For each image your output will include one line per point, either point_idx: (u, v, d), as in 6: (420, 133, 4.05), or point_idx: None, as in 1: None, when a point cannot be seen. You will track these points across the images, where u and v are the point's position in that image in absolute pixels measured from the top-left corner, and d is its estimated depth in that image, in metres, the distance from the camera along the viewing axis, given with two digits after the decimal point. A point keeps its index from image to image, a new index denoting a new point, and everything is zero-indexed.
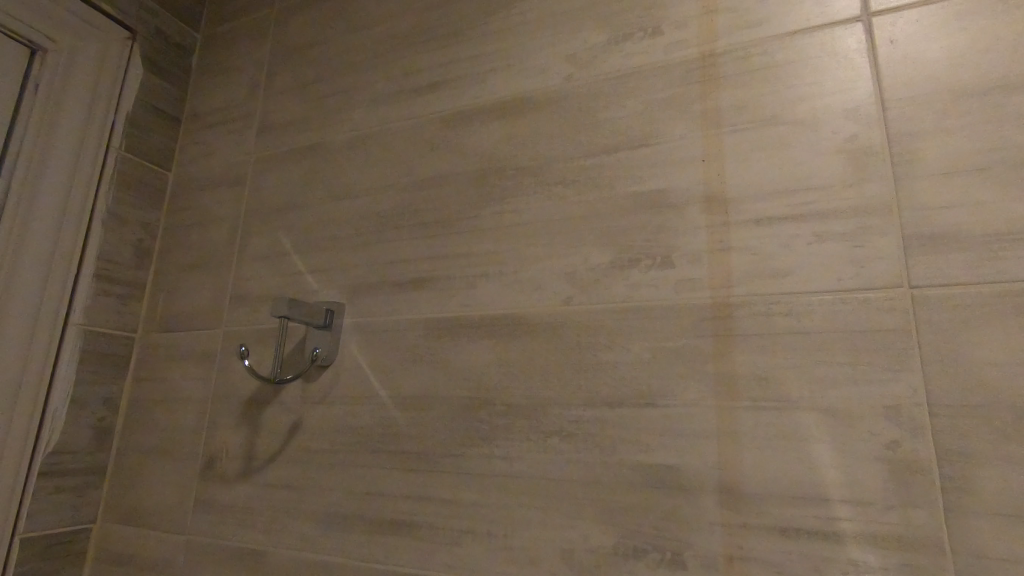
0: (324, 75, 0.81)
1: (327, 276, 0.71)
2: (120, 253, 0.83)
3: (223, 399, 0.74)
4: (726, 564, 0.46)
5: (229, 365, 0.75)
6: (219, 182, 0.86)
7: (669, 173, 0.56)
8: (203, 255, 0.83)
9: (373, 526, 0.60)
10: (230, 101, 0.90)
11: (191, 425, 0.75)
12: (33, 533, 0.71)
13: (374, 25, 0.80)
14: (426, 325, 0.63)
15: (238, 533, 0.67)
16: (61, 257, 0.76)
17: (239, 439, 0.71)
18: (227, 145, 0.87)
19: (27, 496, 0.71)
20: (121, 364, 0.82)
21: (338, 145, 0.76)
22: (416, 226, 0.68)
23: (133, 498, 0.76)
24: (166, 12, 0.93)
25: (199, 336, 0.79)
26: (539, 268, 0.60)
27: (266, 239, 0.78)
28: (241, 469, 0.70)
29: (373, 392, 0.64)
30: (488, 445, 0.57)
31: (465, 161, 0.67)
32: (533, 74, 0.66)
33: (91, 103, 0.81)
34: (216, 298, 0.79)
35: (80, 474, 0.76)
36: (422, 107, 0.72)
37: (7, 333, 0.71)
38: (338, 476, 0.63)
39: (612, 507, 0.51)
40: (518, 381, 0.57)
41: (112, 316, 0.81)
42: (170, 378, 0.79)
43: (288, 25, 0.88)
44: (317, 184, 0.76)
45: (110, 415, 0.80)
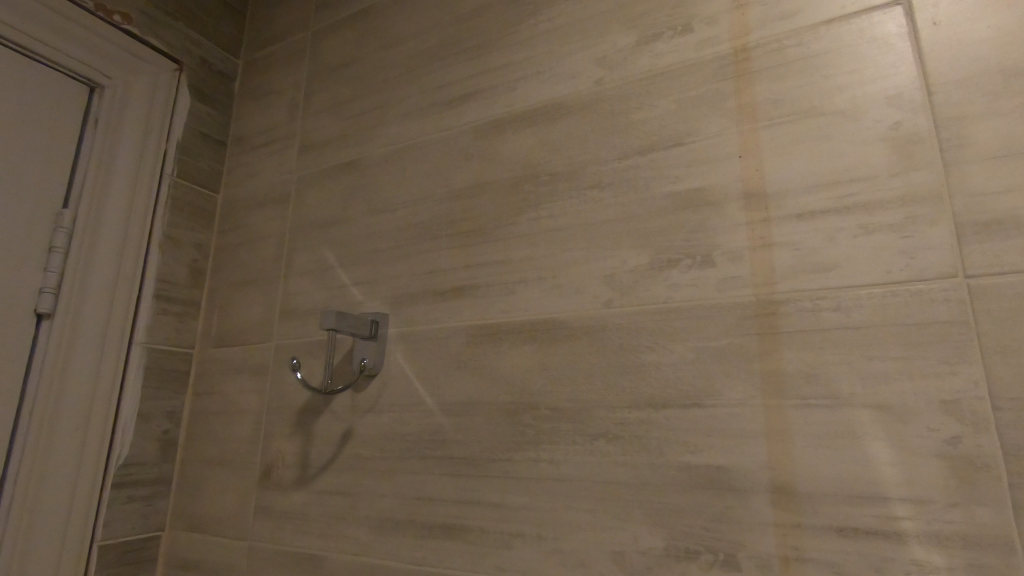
0: (360, 93, 0.84)
1: (371, 288, 0.74)
2: (177, 274, 0.87)
3: (277, 409, 0.77)
4: (781, 565, 0.46)
5: (282, 377, 0.78)
6: (265, 202, 0.89)
7: (706, 171, 0.56)
8: (253, 272, 0.86)
9: (425, 531, 0.62)
10: (272, 123, 0.93)
11: (248, 435, 0.79)
12: (110, 541, 0.76)
13: (406, 41, 0.82)
14: (468, 332, 0.65)
15: (296, 538, 0.70)
16: (124, 280, 0.81)
17: (294, 447, 0.74)
18: (271, 165, 0.91)
19: (103, 506, 0.76)
20: (182, 379, 0.86)
21: (376, 160, 0.79)
22: (454, 236, 0.69)
23: (198, 506, 0.80)
24: (209, 42, 0.97)
25: (253, 350, 0.82)
26: (578, 272, 0.60)
27: (312, 254, 0.81)
28: (296, 476, 0.72)
29: (419, 399, 0.66)
30: (535, 449, 0.58)
31: (499, 169, 0.68)
32: (564, 80, 0.67)
33: (145, 134, 0.86)
34: (267, 313, 0.83)
35: (148, 484, 0.81)
36: (455, 118, 0.74)
37: (79, 354, 0.76)
38: (389, 482, 0.65)
39: (662, 509, 0.51)
40: (561, 385, 0.58)
41: (172, 334, 0.86)
42: (227, 391, 0.83)
43: (323, 47, 0.92)
44: (358, 198, 0.79)
45: (173, 428, 0.84)
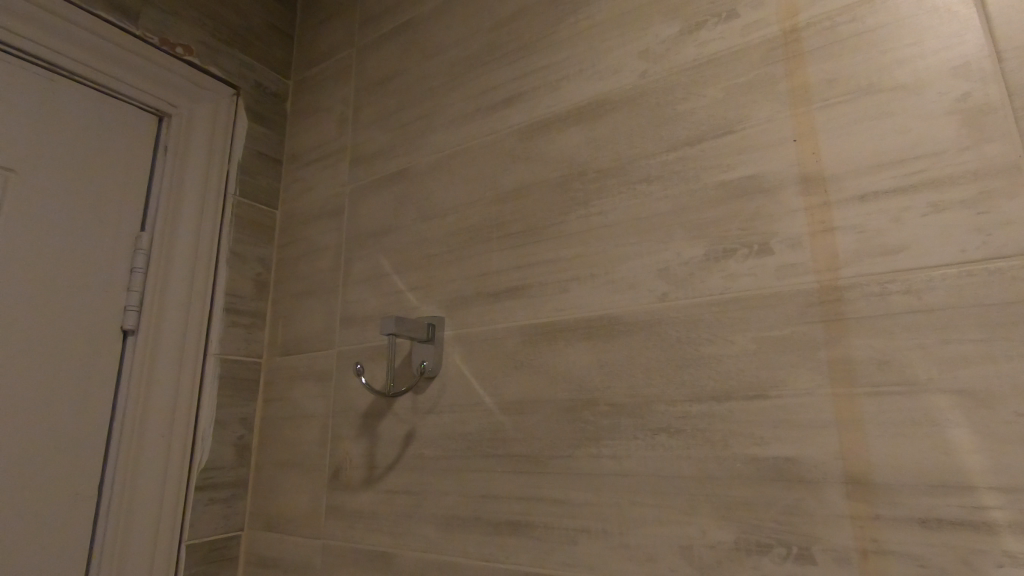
0: (406, 103, 0.86)
1: (426, 292, 0.76)
2: (243, 287, 0.92)
3: (343, 413, 0.80)
4: (860, 558, 0.44)
5: (345, 382, 0.81)
6: (321, 214, 0.93)
7: (760, 157, 0.55)
8: (313, 283, 0.90)
9: (490, 527, 0.63)
10: (323, 138, 0.97)
11: (316, 438, 0.82)
12: (196, 540, 0.81)
13: (447, 50, 0.84)
14: (523, 332, 0.66)
15: (367, 535, 0.73)
16: (197, 295, 0.86)
17: (360, 449, 0.77)
18: (324, 179, 0.95)
19: (189, 507, 0.81)
20: (253, 386, 0.91)
21: (425, 167, 0.81)
22: (505, 238, 0.70)
23: (273, 506, 0.84)
24: (263, 66, 1.02)
25: (316, 357, 0.86)
26: (631, 267, 0.60)
27: (367, 263, 0.84)
28: (364, 477, 0.75)
29: (478, 399, 0.67)
30: (596, 445, 0.58)
31: (546, 169, 0.69)
32: (607, 76, 0.67)
33: (210, 157, 0.91)
34: (328, 321, 0.86)
35: (228, 487, 0.86)
36: (500, 121, 0.75)
37: (161, 367, 0.81)
38: (454, 480, 0.67)
39: (730, 503, 0.50)
40: (619, 380, 0.58)
41: (242, 344, 0.90)
42: (295, 397, 0.87)
43: (368, 62, 0.95)
44: (409, 206, 0.81)
45: (247, 433, 0.89)
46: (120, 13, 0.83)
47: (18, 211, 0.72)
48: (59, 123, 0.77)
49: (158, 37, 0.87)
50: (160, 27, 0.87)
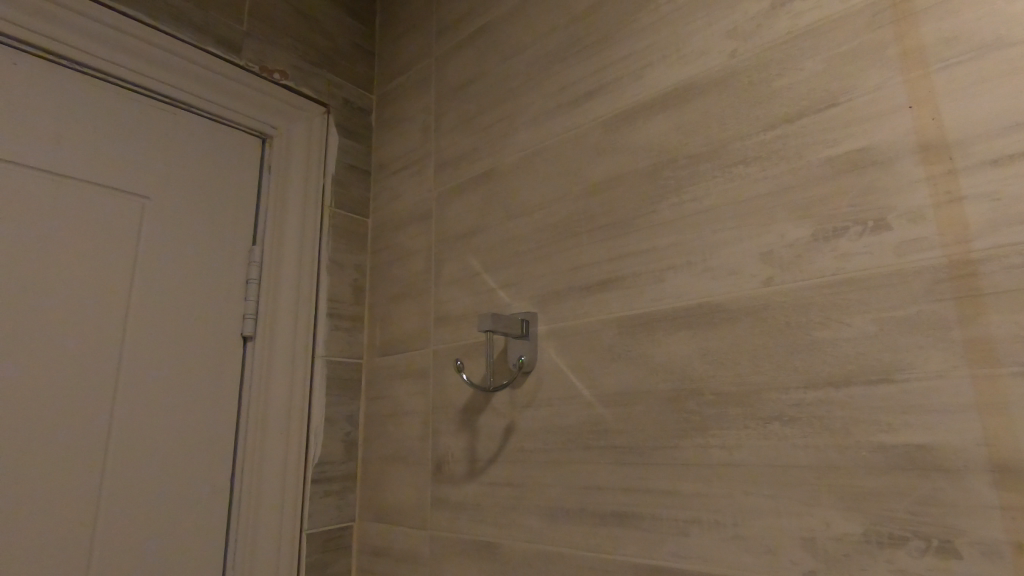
0: (487, 106, 0.89)
1: (517, 289, 0.77)
2: (343, 293, 0.98)
3: (442, 408, 0.83)
4: (1013, 553, 0.41)
5: (443, 379, 0.84)
6: (410, 220, 0.97)
7: (870, 129, 0.52)
8: (407, 285, 0.94)
9: (596, 519, 0.63)
10: (408, 146, 1.01)
11: (418, 433, 0.86)
12: (315, 530, 0.87)
13: (526, 49, 0.85)
14: (620, 324, 0.66)
15: (473, 526, 0.75)
16: (304, 303, 0.92)
17: (461, 443, 0.80)
18: (411, 185, 0.99)
19: (307, 499, 0.87)
20: (356, 385, 0.96)
21: (510, 167, 0.83)
22: (596, 231, 0.70)
23: (381, 499, 0.89)
24: (349, 83, 1.08)
25: (414, 356, 0.90)
26: (731, 253, 0.58)
27: (458, 263, 0.87)
28: (467, 470, 0.78)
29: (577, 392, 0.68)
30: (703, 435, 0.57)
31: (634, 159, 0.68)
32: (694, 59, 0.65)
33: (307, 173, 0.97)
34: (423, 321, 0.90)
35: (339, 480, 0.91)
36: (583, 115, 0.75)
37: (278, 370, 0.87)
38: (556, 472, 0.68)
39: (856, 493, 0.48)
40: (725, 368, 0.57)
41: (344, 346, 0.96)
42: (395, 395, 0.91)
43: (447, 69, 0.98)
44: (495, 206, 0.83)
45: (353, 430, 0.95)
46: (226, 46, 0.90)
47: (152, 235, 0.80)
48: (182, 152, 0.85)
49: (258, 65, 0.94)
50: (260, 56, 0.94)
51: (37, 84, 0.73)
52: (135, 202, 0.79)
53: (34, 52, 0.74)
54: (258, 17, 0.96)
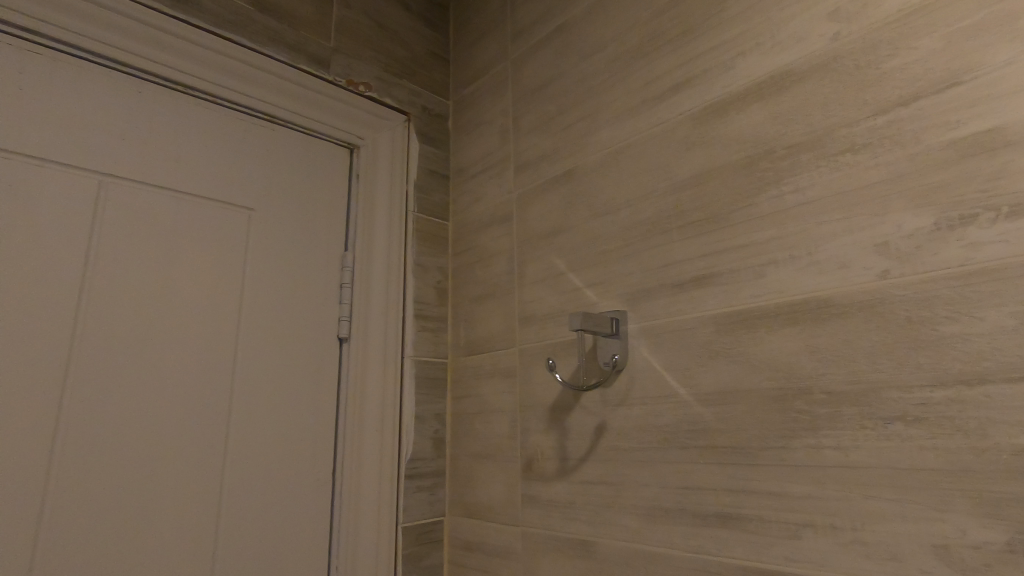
0: (566, 106, 0.89)
1: (605, 288, 0.77)
2: (427, 294, 1.01)
3: (530, 407, 0.84)
4: None
5: (531, 378, 0.85)
6: (491, 222, 0.99)
7: (999, 109, 0.49)
8: (489, 286, 0.96)
9: (698, 520, 0.62)
10: (486, 150, 1.03)
11: (506, 431, 0.88)
12: (409, 524, 0.91)
13: (606, 46, 0.85)
14: (717, 321, 0.64)
15: (566, 525, 0.76)
16: (393, 305, 0.96)
17: (551, 441, 0.80)
18: (491, 188, 1.00)
19: (402, 494, 0.91)
20: (442, 384, 0.99)
21: (593, 165, 0.83)
22: (687, 226, 0.69)
23: (471, 494, 0.92)
24: (427, 90, 1.11)
25: (499, 356, 0.92)
26: (839, 245, 0.56)
27: (541, 264, 0.87)
28: (558, 468, 0.79)
29: (672, 391, 0.67)
30: (814, 435, 0.55)
31: (727, 152, 0.67)
32: (790, 45, 0.63)
33: (392, 179, 1.01)
34: (507, 321, 0.91)
35: (430, 476, 0.95)
36: (670, 109, 0.74)
37: (371, 370, 0.91)
38: (653, 471, 0.67)
39: (995, 498, 0.45)
40: (837, 366, 0.55)
41: (431, 346, 0.99)
42: (482, 393, 0.93)
43: (524, 72, 0.99)
44: (579, 205, 0.83)
45: (441, 427, 0.98)
46: (316, 63, 0.95)
47: (258, 244, 0.85)
48: (282, 164, 0.90)
49: (345, 78, 0.99)
50: (346, 70, 0.99)
51: (160, 108, 0.79)
52: (242, 215, 0.84)
53: (153, 79, 0.79)
54: (343, 33, 1.00)
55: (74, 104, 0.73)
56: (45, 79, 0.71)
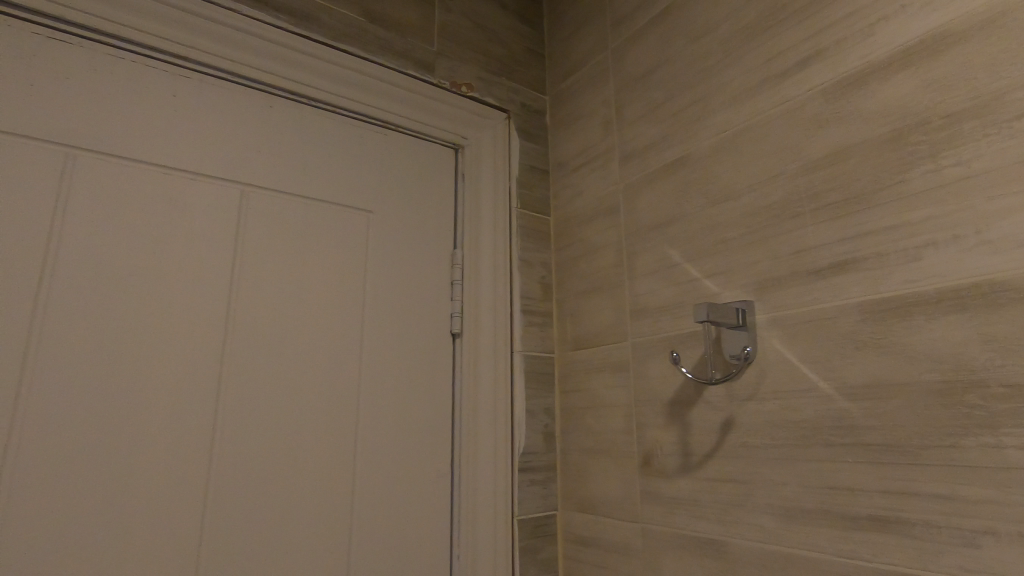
0: (675, 91, 0.86)
1: (727, 278, 0.74)
2: (533, 290, 1.02)
3: (647, 402, 0.83)
4: None
5: (646, 372, 0.83)
6: (596, 214, 0.98)
7: None
8: (597, 280, 0.95)
9: (846, 523, 0.58)
10: (587, 142, 1.02)
11: (621, 426, 0.86)
12: (524, 516, 0.92)
13: (718, 25, 0.81)
14: (862, 309, 0.60)
15: (692, 523, 0.73)
16: (501, 300, 0.97)
17: (671, 437, 0.78)
18: (594, 180, 0.99)
19: (516, 487, 0.92)
20: (550, 379, 1.00)
21: (708, 150, 0.79)
22: (823, 209, 0.65)
23: (584, 489, 0.91)
24: (525, 87, 1.12)
25: (610, 350, 0.90)
26: (1016, 222, 0.50)
27: (653, 255, 0.85)
28: (680, 465, 0.76)
29: (811, 384, 0.63)
30: (992, 432, 0.50)
31: (868, 126, 0.62)
32: (944, 4, 0.57)
33: (495, 177, 1.02)
34: (617, 315, 0.90)
35: (542, 470, 0.95)
36: (797, 85, 0.69)
37: (483, 364, 0.93)
38: (790, 470, 0.64)
39: None
40: (1018, 355, 0.49)
41: (538, 341, 1.00)
42: (592, 387, 0.93)
43: (626, 61, 0.97)
44: (693, 192, 0.80)
45: (551, 422, 0.98)
46: (422, 68, 0.98)
47: (377, 244, 0.89)
48: (394, 167, 0.93)
49: (449, 81, 1.01)
50: (450, 72, 1.01)
51: (289, 120, 0.85)
52: (361, 217, 0.88)
53: (281, 94, 0.85)
54: (445, 36, 1.02)
55: (217, 121, 0.79)
56: (195, 100, 0.77)
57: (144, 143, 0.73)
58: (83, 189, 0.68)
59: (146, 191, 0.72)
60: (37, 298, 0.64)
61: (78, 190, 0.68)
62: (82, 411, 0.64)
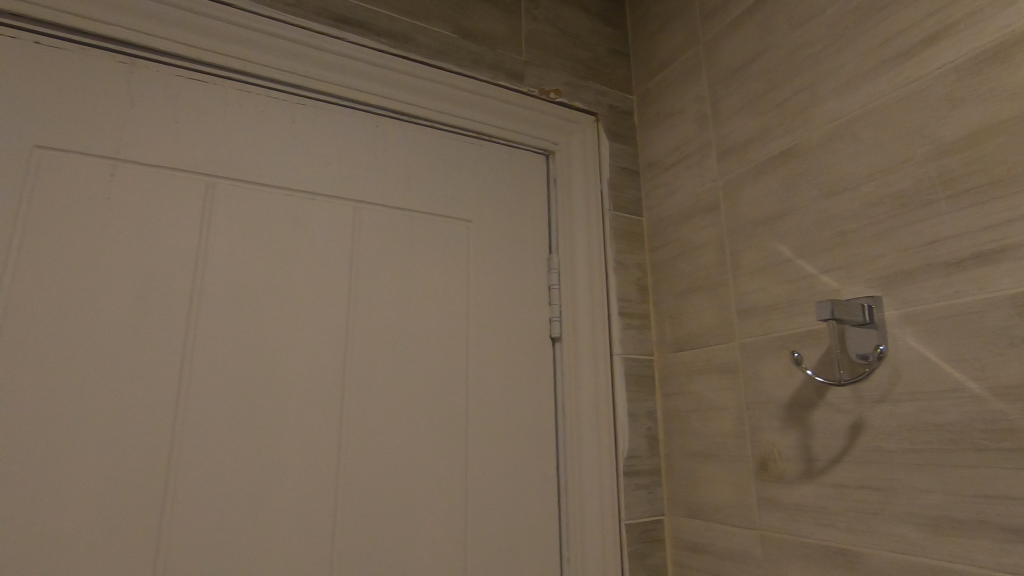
0: (777, 81, 0.83)
1: (847, 273, 0.70)
2: (629, 291, 1.01)
3: (760, 404, 0.80)
4: None
5: (758, 373, 0.81)
6: (692, 212, 0.96)
7: None
8: (697, 279, 0.93)
9: (1008, 535, 0.54)
10: (680, 139, 1.00)
11: (731, 429, 0.84)
12: (631, 521, 0.91)
13: (823, 9, 0.78)
14: (1015, 303, 0.55)
15: (818, 531, 0.70)
16: (598, 303, 0.97)
17: (789, 441, 0.75)
18: (689, 177, 0.97)
19: (621, 491, 0.91)
20: (650, 382, 0.98)
21: (818, 139, 0.76)
22: (960, 195, 0.60)
23: (692, 495, 0.89)
24: (611, 88, 1.11)
25: (715, 351, 0.88)
26: None
27: (760, 252, 0.82)
28: (801, 470, 0.73)
29: (955, 385, 0.59)
30: None
31: (1014, 104, 0.57)
32: None
33: (586, 180, 1.03)
34: (721, 315, 0.88)
35: (647, 473, 0.94)
36: (922, 65, 0.65)
37: (584, 367, 0.93)
38: (934, 476, 0.59)
39: None
40: None
41: (636, 343, 0.99)
42: (696, 390, 0.91)
43: (720, 54, 0.94)
44: (803, 186, 0.77)
45: (653, 425, 0.97)
46: (513, 78, 1.00)
47: (477, 253, 0.91)
48: (488, 176, 0.96)
49: (538, 88, 1.02)
50: (539, 80, 1.03)
51: (392, 138, 0.89)
52: (462, 227, 0.91)
53: (385, 114, 0.89)
54: (532, 44, 1.04)
55: (330, 144, 0.84)
56: (311, 126, 0.83)
57: (270, 169, 0.79)
58: (222, 215, 0.75)
59: (275, 213, 0.78)
60: (188, 317, 0.71)
61: (218, 217, 0.74)
62: (229, 417, 0.70)
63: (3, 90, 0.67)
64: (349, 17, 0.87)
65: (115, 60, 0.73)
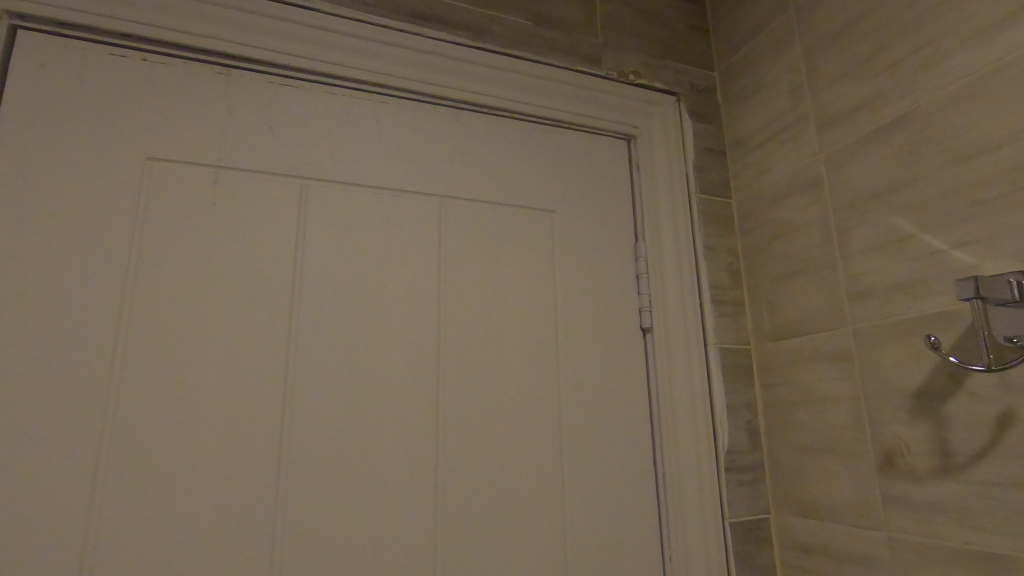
0: (888, 42, 0.76)
1: (986, 248, 0.63)
2: (721, 278, 0.96)
3: (881, 394, 0.73)
4: None
5: (877, 361, 0.74)
6: (790, 191, 0.89)
7: None
8: (798, 262, 0.87)
9: None
10: (772, 114, 0.94)
11: (846, 422, 0.78)
12: (735, 520, 0.86)
13: None
14: None
15: (959, 533, 0.64)
16: (689, 291, 0.92)
17: (919, 434, 0.69)
18: (784, 153, 0.91)
19: (723, 487, 0.87)
20: (748, 372, 0.93)
21: (942, 101, 0.68)
22: None
23: (802, 492, 0.84)
24: (692, 65, 1.06)
25: (823, 338, 0.82)
26: None
27: (874, 229, 0.76)
28: (935, 466, 0.67)
29: None
30: None
31: None
32: None
33: (671, 163, 0.98)
34: (829, 299, 0.81)
35: (749, 469, 0.89)
36: None
37: (678, 359, 0.89)
38: None
39: None
40: None
41: (732, 332, 0.94)
42: (802, 380, 0.85)
43: (816, 19, 0.87)
44: (926, 153, 0.70)
45: (754, 418, 0.91)
46: (590, 62, 0.97)
47: (562, 243, 0.89)
48: (569, 164, 0.93)
49: (616, 71, 0.99)
50: (616, 62, 0.99)
51: (473, 131, 0.88)
52: (545, 217, 0.89)
53: (465, 107, 0.89)
54: (608, 26, 1.00)
55: (413, 140, 0.84)
56: (394, 124, 0.84)
57: (358, 168, 0.80)
58: (316, 215, 0.76)
59: (365, 211, 0.79)
60: (290, 316, 0.73)
61: (312, 218, 0.76)
62: (332, 413, 0.72)
63: (118, 106, 0.71)
64: (427, 12, 0.87)
65: (213, 71, 0.76)
